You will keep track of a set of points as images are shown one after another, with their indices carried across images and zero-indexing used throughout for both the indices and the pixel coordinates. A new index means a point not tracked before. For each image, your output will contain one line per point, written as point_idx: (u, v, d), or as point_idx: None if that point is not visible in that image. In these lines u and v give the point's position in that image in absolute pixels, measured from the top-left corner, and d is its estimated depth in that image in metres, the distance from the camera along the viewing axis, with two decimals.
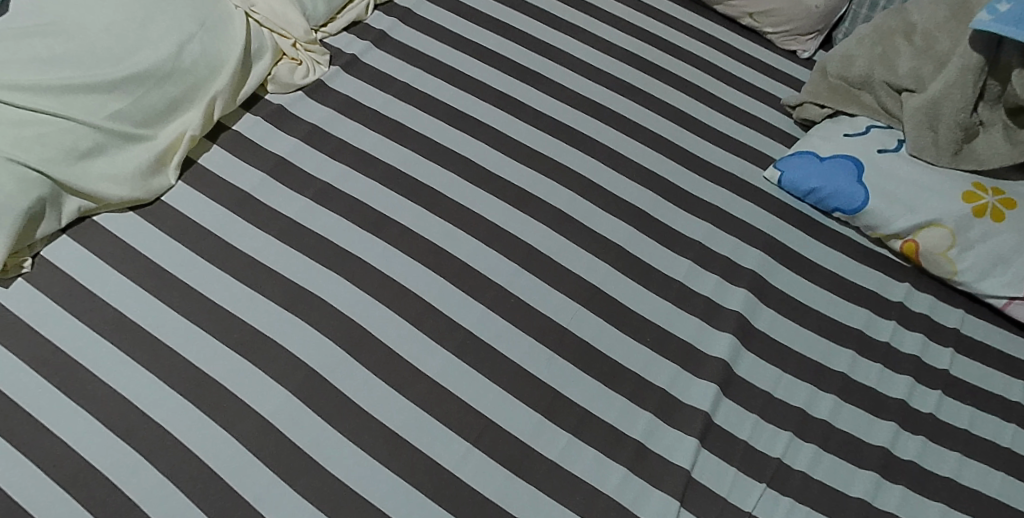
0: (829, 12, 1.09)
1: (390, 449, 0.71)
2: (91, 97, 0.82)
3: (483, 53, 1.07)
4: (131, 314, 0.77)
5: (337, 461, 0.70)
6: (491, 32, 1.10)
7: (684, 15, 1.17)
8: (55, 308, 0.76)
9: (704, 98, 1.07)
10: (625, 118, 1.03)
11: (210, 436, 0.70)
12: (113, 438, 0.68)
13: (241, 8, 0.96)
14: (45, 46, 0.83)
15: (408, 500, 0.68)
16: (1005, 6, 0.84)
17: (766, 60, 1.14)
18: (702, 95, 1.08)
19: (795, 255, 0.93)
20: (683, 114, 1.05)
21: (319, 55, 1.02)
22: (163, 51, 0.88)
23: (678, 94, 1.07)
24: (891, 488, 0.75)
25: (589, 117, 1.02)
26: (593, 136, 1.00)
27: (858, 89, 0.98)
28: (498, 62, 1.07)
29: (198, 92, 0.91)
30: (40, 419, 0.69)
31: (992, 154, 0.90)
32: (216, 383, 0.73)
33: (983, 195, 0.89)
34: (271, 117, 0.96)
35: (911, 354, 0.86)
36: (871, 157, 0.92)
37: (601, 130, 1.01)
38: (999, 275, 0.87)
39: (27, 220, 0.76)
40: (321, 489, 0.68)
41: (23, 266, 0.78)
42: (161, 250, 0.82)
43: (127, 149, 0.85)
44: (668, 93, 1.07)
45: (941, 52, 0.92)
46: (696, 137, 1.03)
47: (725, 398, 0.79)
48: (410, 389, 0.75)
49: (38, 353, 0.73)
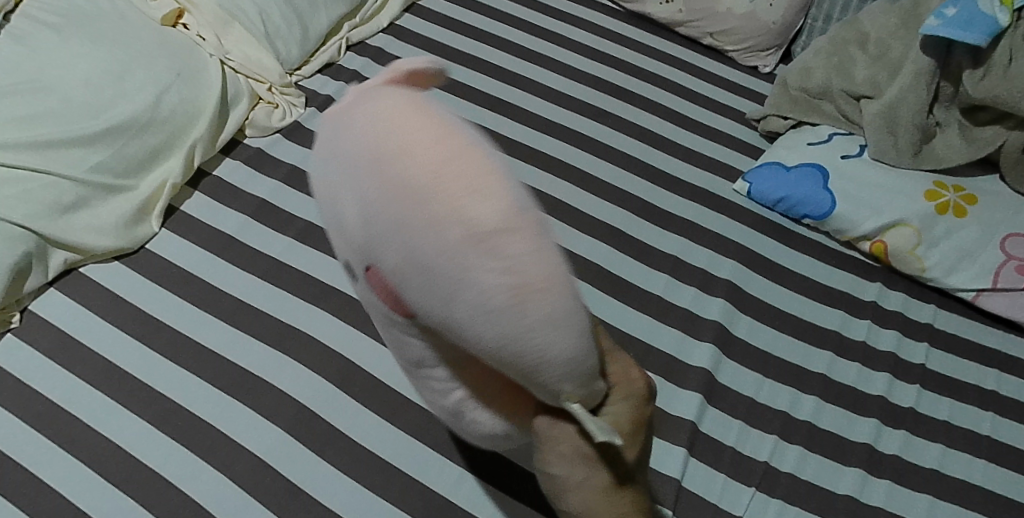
0: (786, 27, 1.13)
1: (394, 406, 0.77)
2: (72, 151, 0.84)
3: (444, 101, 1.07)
4: (118, 362, 0.79)
5: (319, 483, 0.72)
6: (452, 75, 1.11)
7: (646, 38, 1.19)
8: (45, 360, 0.78)
9: (659, 144, 1.05)
10: (579, 164, 1.00)
11: (207, 480, 0.71)
12: (107, 487, 0.70)
13: (216, 56, 0.98)
14: (23, 103, 0.84)
15: (406, 448, 0.74)
16: (952, 10, 0.87)
17: (714, 96, 1.12)
18: (655, 139, 1.05)
19: (769, 263, 0.93)
20: (625, 155, 1.03)
21: (293, 98, 1.04)
22: (141, 102, 0.89)
23: (622, 137, 1.05)
24: (878, 483, 0.76)
25: (539, 169, 0.99)
26: (548, 187, 0.97)
27: (818, 99, 1.01)
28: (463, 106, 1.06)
29: (177, 140, 0.92)
30: (37, 472, 0.71)
31: (950, 152, 0.94)
32: (214, 428, 0.74)
33: (944, 192, 0.92)
34: (251, 160, 0.98)
35: (924, 322, 0.89)
36: (835, 163, 0.95)
37: (553, 182, 0.98)
38: (966, 270, 0.89)
39: (15, 276, 0.78)
40: (303, 509, 0.70)
41: (12, 321, 0.80)
42: (145, 295, 0.84)
43: (109, 200, 0.86)
44: (616, 138, 1.05)
45: (896, 59, 0.95)
46: (650, 164, 1.02)
47: (725, 359, 0.83)
48: (385, 409, 0.77)
49: (26, 405, 0.75)
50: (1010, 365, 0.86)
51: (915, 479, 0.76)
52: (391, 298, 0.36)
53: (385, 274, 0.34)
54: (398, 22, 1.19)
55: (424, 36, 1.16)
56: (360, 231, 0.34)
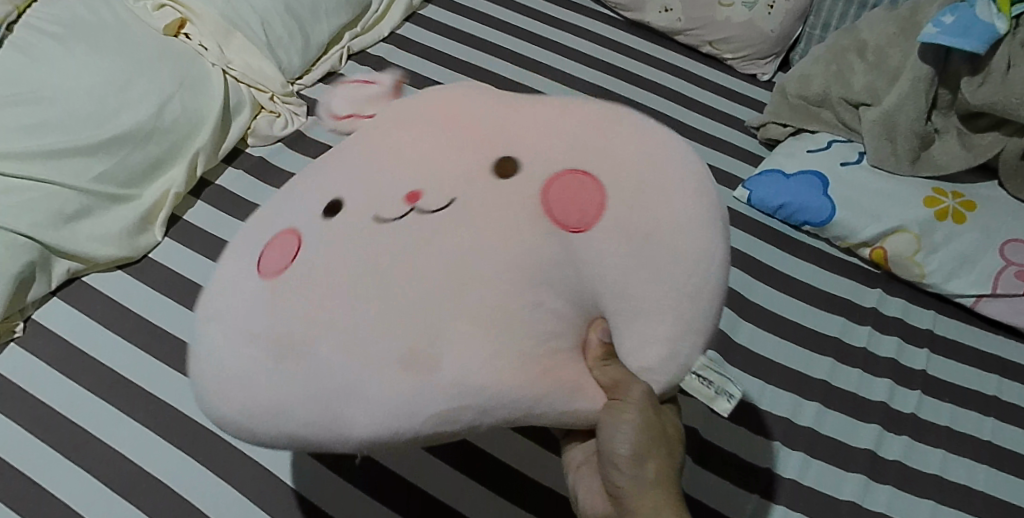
0: (784, 35, 1.13)
1: None
2: (75, 161, 0.84)
3: None
4: (121, 370, 0.79)
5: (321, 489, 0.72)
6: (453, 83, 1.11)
7: (645, 46, 1.20)
8: (48, 370, 0.78)
9: None
10: None
11: (213, 487, 0.71)
12: (112, 496, 0.70)
13: (218, 66, 0.98)
14: (26, 113, 0.84)
15: None
16: (949, 18, 0.88)
17: (714, 104, 1.13)
18: None
19: (770, 269, 0.93)
20: None
21: (296, 106, 1.05)
22: (144, 111, 0.89)
23: None
24: (880, 488, 0.76)
25: None
26: None
27: (817, 107, 1.02)
28: None
29: (180, 149, 0.93)
30: (42, 482, 0.71)
31: (949, 159, 0.94)
32: (218, 436, 0.75)
33: (943, 199, 0.93)
34: (253, 169, 0.99)
35: (925, 328, 0.89)
36: (834, 170, 0.96)
37: None
38: (966, 275, 0.89)
39: (18, 286, 0.79)
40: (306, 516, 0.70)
41: (15, 330, 0.80)
42: (148, 304, 0.84)
43: (112, 209, 0.86)
44: None
45: (894, 67, 0.95)
46: None
47: (728, 365, 0.83)
48: None
49: (30, 414, 0.75)
50: (1010, 370, 0.86)
51: (917, 484, 0.76)
52: (574, 204, 0.41)
53: (569, 170, 0.42)
54: (400, 31, 1.19)
55: (424, 44, 1.17)
56: (586, 139, 0.43)
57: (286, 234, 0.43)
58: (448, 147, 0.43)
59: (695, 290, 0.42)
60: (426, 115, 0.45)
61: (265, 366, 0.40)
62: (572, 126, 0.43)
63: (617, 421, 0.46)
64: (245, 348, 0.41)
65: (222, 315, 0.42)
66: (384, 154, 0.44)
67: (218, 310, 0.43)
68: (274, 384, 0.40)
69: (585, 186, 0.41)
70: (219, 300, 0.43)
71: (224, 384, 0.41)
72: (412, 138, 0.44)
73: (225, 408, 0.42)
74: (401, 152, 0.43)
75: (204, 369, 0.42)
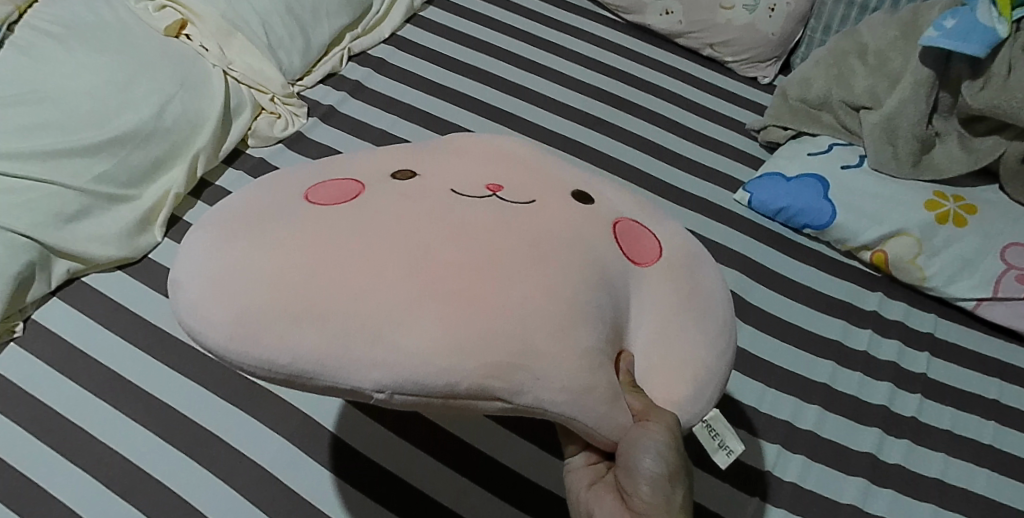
0: (785, 38, 1.13)
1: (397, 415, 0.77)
2: (75, 161, 0.84)
3: (446, 112, 1.07)
4: (120, 371, 0.79)
5: (320, 491, 0.71)
6: (454, 84, 1.11)
7: (646, 49, 1.20)
8: (47, 371, 0.78)
9: (661, 154, 1.05)
10: None
11: (212, 488, 0.71)
12: (110, 496, 0.70)
13: (219, 67, 0.98)
14: (27, 113, 0.84)
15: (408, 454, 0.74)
16: (950, 22, 0.88)
17: (715, 106, 1.13)
18: (656, 149, 1.06)
19: (771, 272, 0.93)
20: (626, 166, 1.03)
21: (296, 108, 1.04)
22: (145, 112, 0.89)
23: (623, 147, 1.05)
24: (881, 492, 0.76)
25: None
26: None
27: (818, 110, 1.02)
28: (463, 117, 1.07)
29: (181, 150, 0.92)
30: (40, 483, 0.70)
31: (950, 162, 0.94)
32: (217, 437, 0.74)
33: (944, 202, 0.92)
34: (253, 169, 0.98)
35: (926, 331, 0.89)
36: (835, 173, 0.96)
37: None
38: (967, 279, 0.89)
39: (18, 285, 0.79)
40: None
41: (15, 331, 0.80)
42: (148, 304, 0.84)
43: (112, 209, 0.86)
44: (617, 148, 1.05)
45: (894, 70, 0.95)
46: (651, 174, 1.02)
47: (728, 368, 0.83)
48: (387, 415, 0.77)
49: (30, 415, 0.75)
50: (1011, 374, 0.86)
51: (917, 488, 0.76)
52: (637, 243, 0.51)
53: (629, 222, 0.52)
54: (401, 33, 1.19)
55: (425, 46, 1.17)
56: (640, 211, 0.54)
57: (355, 190, 0.46)
58: (515, 175, 0.50)
59: (721, 327, 0.51)
60: (485, 153, 0.53)
61: (310, 272, 0.40)
62: (620, 199, 0.54)
63: (645, 438, 0.45)
64: (294, 255, 0.41)
65: (261, 234, 0.43)
66: (449, 166, 0.50)
67: (256, 231, 0.43)
68: (318, 290, 0.40)
69: (642, 234, 0.52)
70: (261, 224, 0.44)
71: (257, 284, 0.40)
72: (476, 161, 0.51)
73: (248, 306, 0.40)
74: (468, 167, 0.50)
75: (233, 272, 0.41)
